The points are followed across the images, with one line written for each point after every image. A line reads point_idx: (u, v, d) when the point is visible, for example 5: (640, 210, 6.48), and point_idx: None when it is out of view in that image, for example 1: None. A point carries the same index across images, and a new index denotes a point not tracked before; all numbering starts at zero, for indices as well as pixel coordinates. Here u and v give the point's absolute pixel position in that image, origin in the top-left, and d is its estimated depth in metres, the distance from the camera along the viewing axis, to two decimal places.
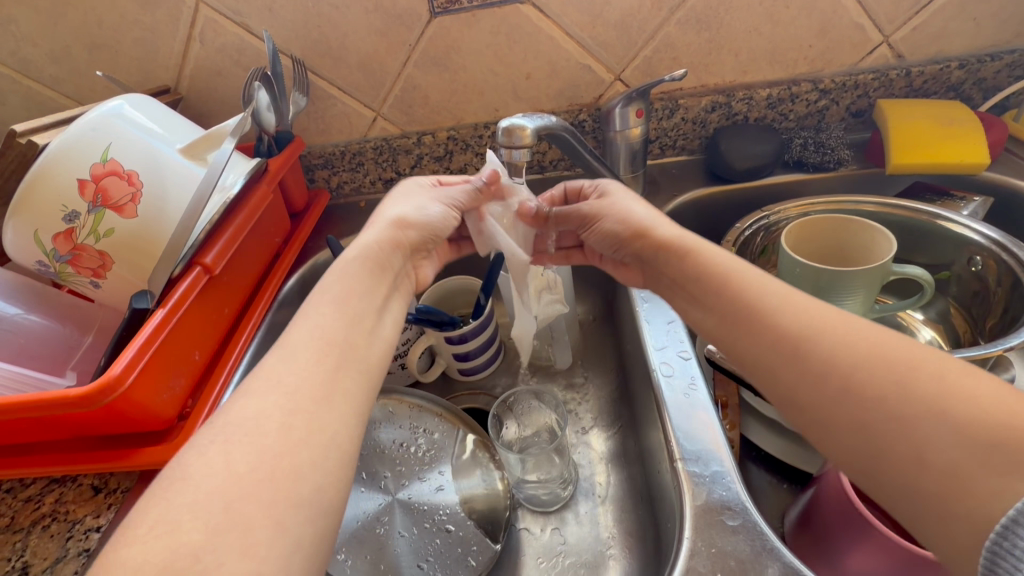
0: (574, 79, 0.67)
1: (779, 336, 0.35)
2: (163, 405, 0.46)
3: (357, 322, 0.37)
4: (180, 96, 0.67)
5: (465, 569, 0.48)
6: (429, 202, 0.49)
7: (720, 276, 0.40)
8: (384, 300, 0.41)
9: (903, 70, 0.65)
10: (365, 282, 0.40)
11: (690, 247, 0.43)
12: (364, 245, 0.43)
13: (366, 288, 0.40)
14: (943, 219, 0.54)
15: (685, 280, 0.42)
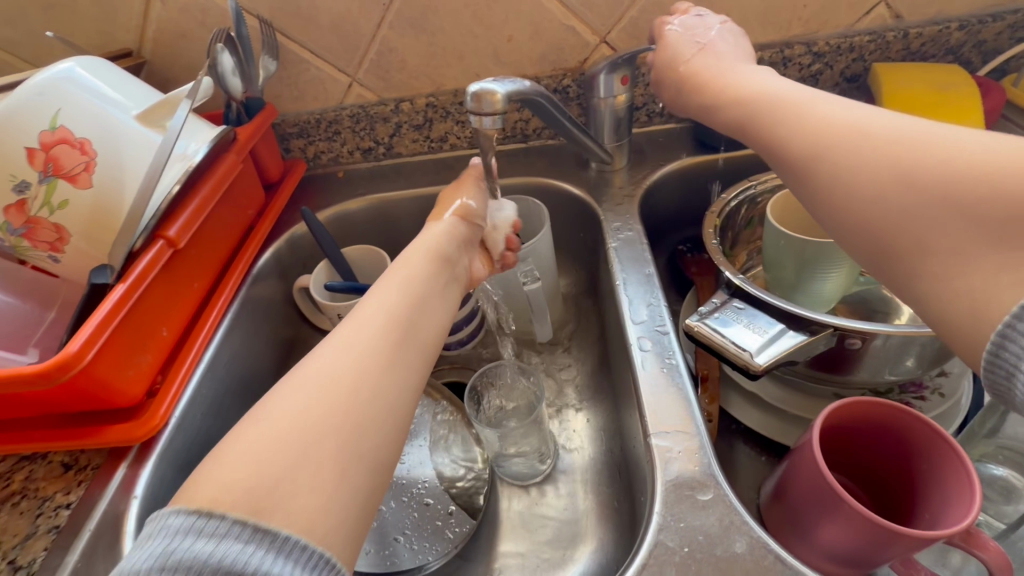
0: (557, 42, 0.64)
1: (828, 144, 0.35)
2: (129, 382, 0.45)
3: (443, 294, 0.42)
4: (143, 61, 0.64)
5: (442, 540, 0.49)
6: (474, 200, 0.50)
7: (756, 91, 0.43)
8: (447, 287, 0.43)
9: (901, 31, 0.62)
10: (431, 269, 0.42)
11: (733, 72, 0.47)
12: (428, 236, 0.46)
13: (432, 274, 0.42)
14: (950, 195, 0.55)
15: (720, 114, 0.46)
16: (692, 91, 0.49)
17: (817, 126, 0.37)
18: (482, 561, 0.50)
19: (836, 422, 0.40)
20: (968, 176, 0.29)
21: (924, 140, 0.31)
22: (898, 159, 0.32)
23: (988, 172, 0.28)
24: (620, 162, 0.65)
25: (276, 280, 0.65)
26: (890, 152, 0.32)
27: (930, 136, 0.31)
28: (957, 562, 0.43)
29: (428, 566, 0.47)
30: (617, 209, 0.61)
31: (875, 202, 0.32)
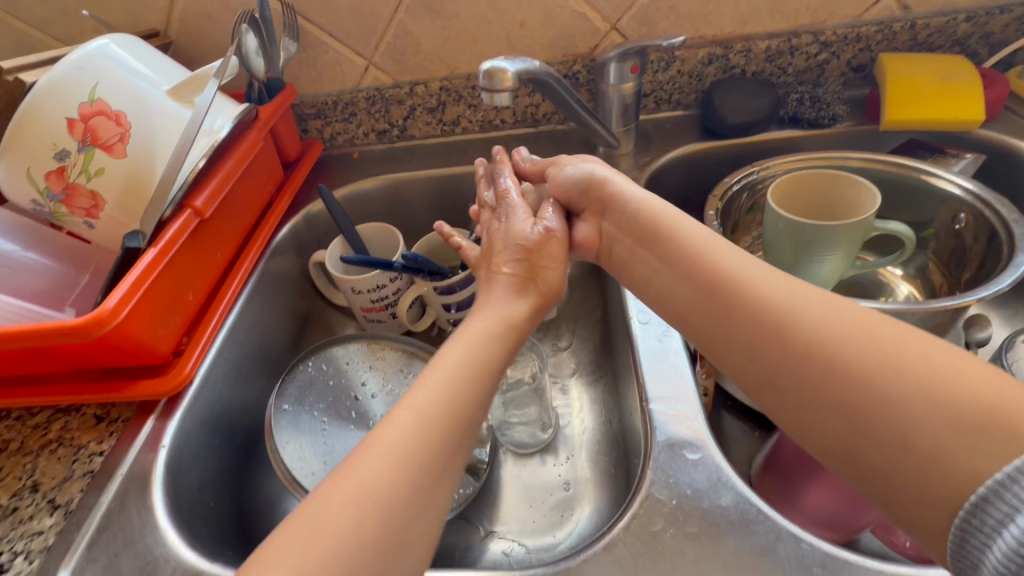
0: (568, 29, 0.66)
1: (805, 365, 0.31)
2: (158, 341, 0.48)
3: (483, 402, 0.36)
4: (170, 41, 0.66)
5: (448, 500, 0.50)
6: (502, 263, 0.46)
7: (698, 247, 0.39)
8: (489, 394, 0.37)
9: (908, 22, 0.63)
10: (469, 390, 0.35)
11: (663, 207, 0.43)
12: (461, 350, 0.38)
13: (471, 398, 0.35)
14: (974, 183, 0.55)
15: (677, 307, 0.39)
16: (641, 252, 0.43)
17: (768, 314, 0.33)
18: (485, 520, 0.52)
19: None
20: (938, 387, 0.27)
21: (874, 331, 0.30)
22: (882, 349, 0.29)
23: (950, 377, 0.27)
24: (627, 147, 0.67)
25: (293, 255, 0.67)
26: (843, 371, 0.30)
27: (876, 327, 0.30)
28: None
29: None
30: None
31: (800, 409, 0.31)
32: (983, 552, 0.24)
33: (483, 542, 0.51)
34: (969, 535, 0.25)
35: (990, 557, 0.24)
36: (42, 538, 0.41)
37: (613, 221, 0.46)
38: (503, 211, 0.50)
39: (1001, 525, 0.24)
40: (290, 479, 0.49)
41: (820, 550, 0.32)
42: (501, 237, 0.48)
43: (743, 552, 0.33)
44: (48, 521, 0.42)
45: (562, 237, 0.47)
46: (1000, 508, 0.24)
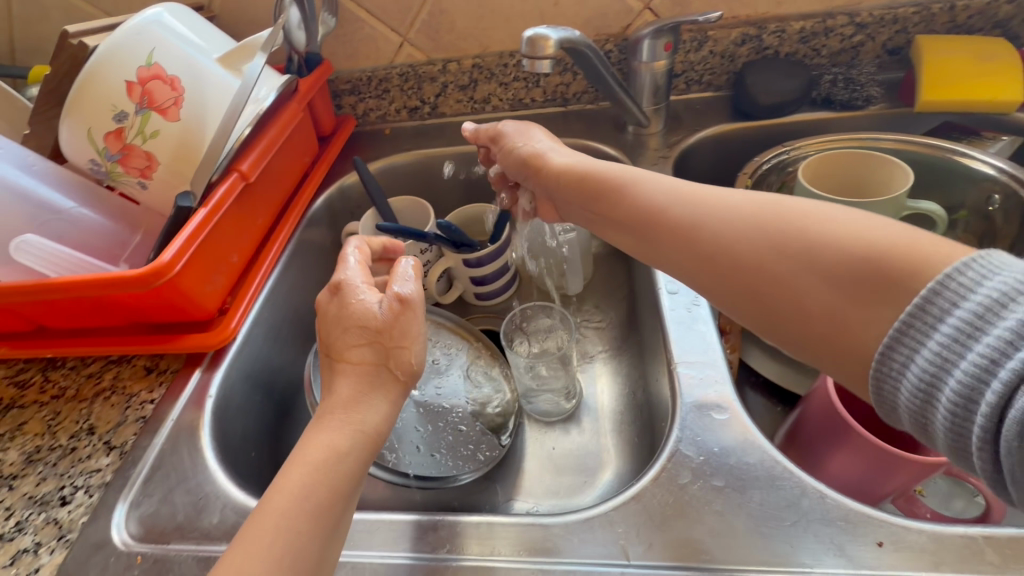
0: (602, 7, 0.66)
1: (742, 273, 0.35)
2: (205, 297, 0.50)
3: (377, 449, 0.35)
4: (213, 15, 0.68)
5: (475, 462, 0.53)
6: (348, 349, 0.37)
7: (625, 178, 0.43)
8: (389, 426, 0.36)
9: (948, 4, 0.62)
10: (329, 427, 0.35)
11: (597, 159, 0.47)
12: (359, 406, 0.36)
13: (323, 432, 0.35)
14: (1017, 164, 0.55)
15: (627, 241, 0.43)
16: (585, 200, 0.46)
17: (688, 223, 0.38)
18: (509, 483, 0.54)
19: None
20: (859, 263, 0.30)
21: (796, 231, 0.33)
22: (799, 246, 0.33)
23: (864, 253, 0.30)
24: (656, 126, 0.67)
25: (327, 226, 0.69)
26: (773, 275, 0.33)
27: (801, 225, 0.33)
28: (960, 507, 0.43)
29: (460, 478, 0.51)
30: (651, 170, 0.64)
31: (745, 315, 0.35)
32: (896, 391, 0.28)
33: (507, 503, 0.53)
34: (883, 381, 0.29)
35: (902, 396, 0.28)
36: (100, 475, 0.43)
37: (544, 182, 0.50)
38: (341, 288, 0.40)
39: (904, 366, 0.28)
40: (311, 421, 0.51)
41: (844, 504, 0.33)
42: (336, 318, 0.39)
43: (769, 506, 0.34)
44: (104, 460, 0.44)
45: (419, 306, 0.39)
46: (905, 346, 0.28)
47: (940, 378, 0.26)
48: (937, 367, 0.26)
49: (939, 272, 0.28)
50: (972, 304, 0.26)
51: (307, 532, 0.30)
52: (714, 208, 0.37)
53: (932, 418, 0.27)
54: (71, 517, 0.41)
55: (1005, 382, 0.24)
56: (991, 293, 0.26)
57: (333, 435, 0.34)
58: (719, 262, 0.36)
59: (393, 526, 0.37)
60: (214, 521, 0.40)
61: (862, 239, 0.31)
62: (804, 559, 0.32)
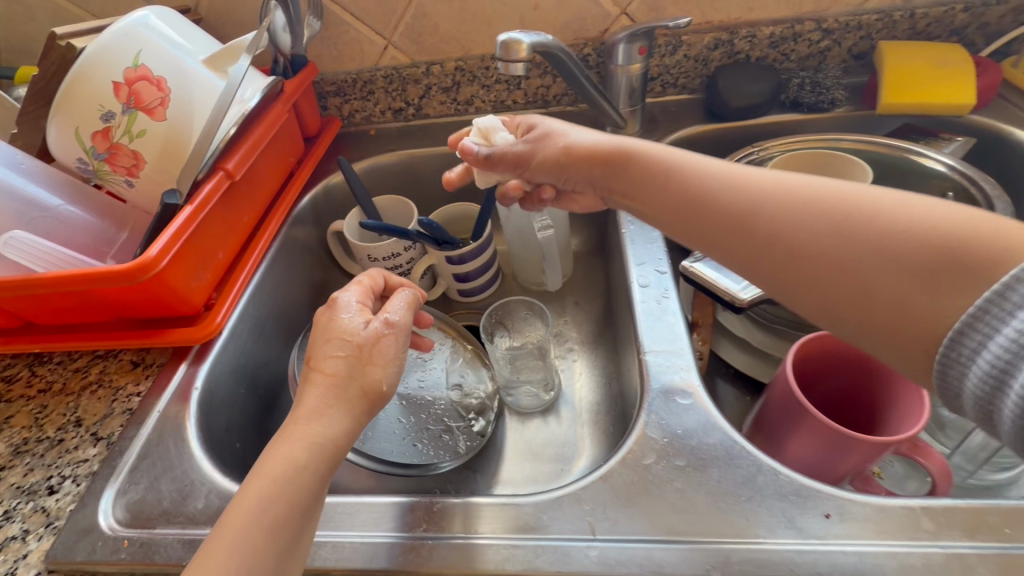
0: (580, 12, 0.68)
1: (809, 253, 0.35)
2: (192, 292, 0.51)
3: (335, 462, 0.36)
4: (199, 18, 0.70)
5: (456, 452, 0.54)
6: (322, 358, 0.38)
7: (667, 162, 0.43)
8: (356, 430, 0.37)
9: (908, 11, 0.65)
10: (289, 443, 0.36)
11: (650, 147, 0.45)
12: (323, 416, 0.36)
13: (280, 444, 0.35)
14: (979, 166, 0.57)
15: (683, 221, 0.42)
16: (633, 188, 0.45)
17: (740, 209, 0.38)
18: (489, 472, 0.56)
19: (818, 347, 0.45)
20: (932, 243, 0.31)
21: (870, 213, 0.33)
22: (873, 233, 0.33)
23: (945, 237, 0.30)
24: (633, 127, 0.70)
25: (312, 225, 0.71)
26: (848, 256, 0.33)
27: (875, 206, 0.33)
28: (913, 488, 0.46)
29: (440, 466, 0.53)
30: None
31: (812, 296, 0.35)
32: (961, 379, 0.29)
33: (486, 491, 0.55)
34: (949, 368, 0.29)
35: (968, 384, 0.29)
36: (87, 464, 0.45)
37: (584, 170, 0.48)
38: (334, 303, 0.42)
39: (972, 356, 0.28)
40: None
41: (796, 480, 0.36)
42: (323, 328, 0.40)
43: (726, 483, 0.36)
44: (91, 451, 0.45)
45: (401, 332, 0.41)
46: (975, 337, 0.28)
47: (1009, 372, 0.27)
48: (1001, 358, 0.27)
49: (1017, 266, 0.28)
50: None
51: (264, 549, 0.32)
52: (769, 195, 0.37)
53: (998, 407, 0.27)
54: (59, 505, 0.42)
55: None
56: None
57: (291, 448, 0.35)
58: (778, 251, 0.36)
59: (373, 507, 0.39)
60: (199, 506, 0.41)
61: (945, 225, 0.31)
62: (759, 531, 0.34)
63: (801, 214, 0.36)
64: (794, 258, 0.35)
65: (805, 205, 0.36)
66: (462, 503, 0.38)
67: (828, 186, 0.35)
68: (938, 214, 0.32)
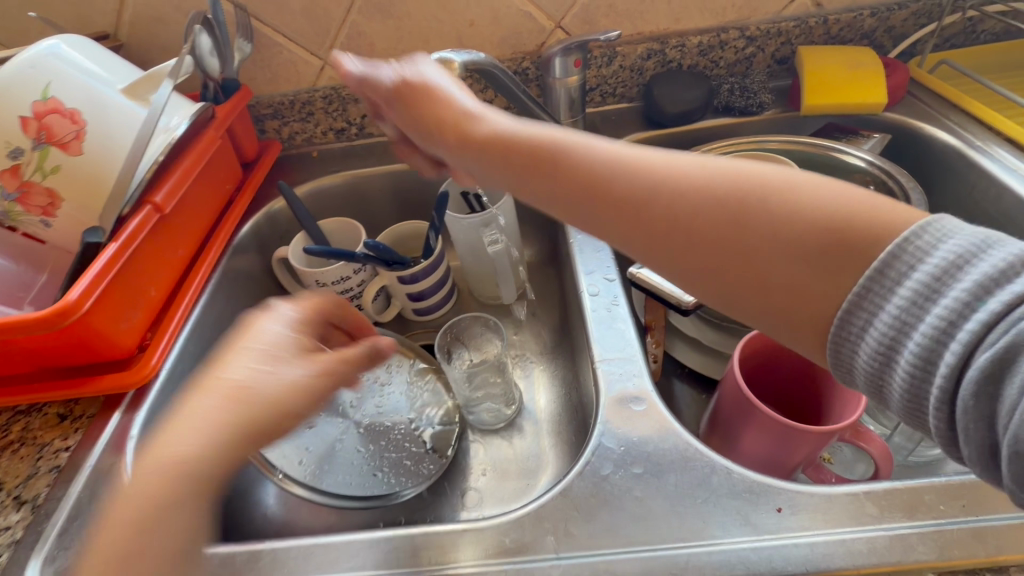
0: (514, 26, 0.69)
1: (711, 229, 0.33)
2: (123, 335, 0.48)
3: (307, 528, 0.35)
4: (119, 44, 0.66)
5: (419, 477, 0.53)
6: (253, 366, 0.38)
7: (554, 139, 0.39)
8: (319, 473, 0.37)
9: (822, 17, 0.69)
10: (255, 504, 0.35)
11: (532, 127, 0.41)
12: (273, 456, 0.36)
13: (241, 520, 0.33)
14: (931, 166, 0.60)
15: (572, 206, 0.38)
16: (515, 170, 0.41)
17: (632, 192, 0.35)
18: (455, 495, 0.55)
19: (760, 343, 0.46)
20: (840, 222, 0.30)
21: (777, 189, 0.32)
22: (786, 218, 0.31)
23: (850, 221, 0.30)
24: None
25: (255, 253, 0.68)
26: (757, 238, 0.32)
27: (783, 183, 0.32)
28: (862, 471, 0.47)
29: (402, 494, 0.52)
30: None
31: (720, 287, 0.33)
32: (853, 355, 0.30)
33: (453, 514, 0.53)
34: (841, 346, 0.30)
35: (859, 359, 0.29)
36: (9, 532, 0.41)
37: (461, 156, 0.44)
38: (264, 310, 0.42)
39: (863, 330, 0.29)
40: (263, 458, 0.52)
41: (748, 477, 0.36)
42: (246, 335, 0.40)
43: (683, 486, 0.37)
44: (14, 517, 0.42)
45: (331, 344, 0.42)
46: (862, 316, 0.29)
47: (899, 340, 0.27)
48: (893, 332, 0.28)
49: (899, 233, 0.29)
50: (930, 267, 0.27)
51: None
52: (666, 177, 0.35)
53: (888, 380, 0.28)
54: None
55: (960, 342, 0.25)
56: (947, 254, 0.27)
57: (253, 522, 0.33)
58: (679, 229, 0.34)
59: (325, 547, 0.37)
60: None
61: (851, 204, 0.30)
62: (715, 531, 0.34)
63: (703, 186, 0.33)
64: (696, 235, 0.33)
65: (702, 180, 0.34)
66: (424, 535, 0.37)
67: (738, 165, 0.33)
68: (849, 195, 0.31)
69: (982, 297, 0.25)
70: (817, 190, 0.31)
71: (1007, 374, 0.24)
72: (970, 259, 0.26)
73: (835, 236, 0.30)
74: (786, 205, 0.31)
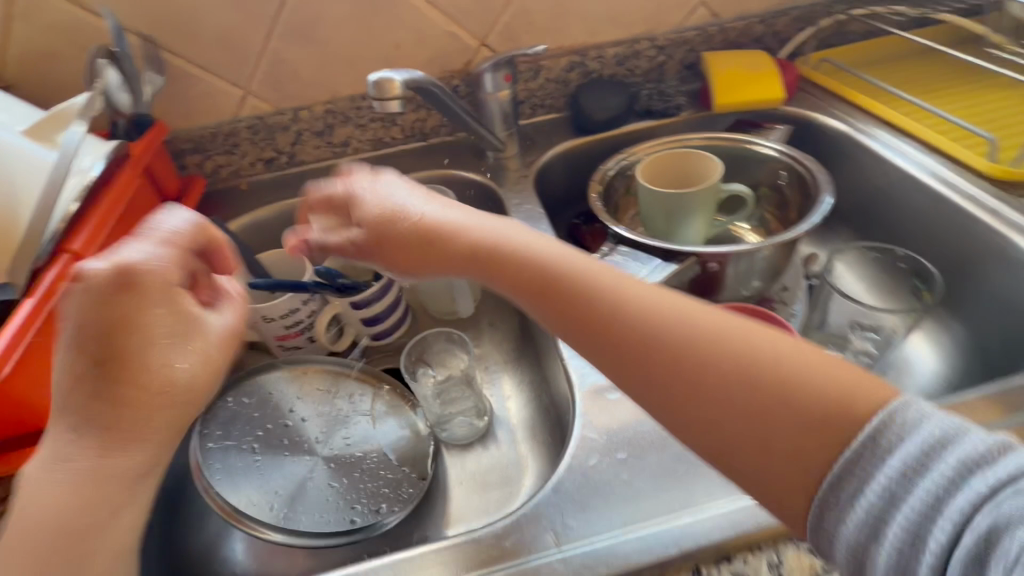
0: (441, 46, 0.71)
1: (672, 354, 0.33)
2: (50, 399, 0.44)
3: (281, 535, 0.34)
4: (8, 85, 0.61)
5: (401, 502, 0.51)
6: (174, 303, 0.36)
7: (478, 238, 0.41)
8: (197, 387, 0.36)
9: (719, 26, 0.76)
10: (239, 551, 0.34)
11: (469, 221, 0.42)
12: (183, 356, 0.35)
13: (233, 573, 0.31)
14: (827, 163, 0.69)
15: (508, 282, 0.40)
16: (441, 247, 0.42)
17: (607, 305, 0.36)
18: (438, 515, 0.54)
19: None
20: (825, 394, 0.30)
21: (739, 346, 0.32)
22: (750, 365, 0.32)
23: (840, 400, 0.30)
24: (513, 149, 0.73)
25: None
26: (728, 371, 0.32)
27: (749, 343, 0.33)
28: None
29: (386, 522, 0.50)
30: (515, 190, 0.69)
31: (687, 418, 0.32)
32: (835, 527, 0.28)
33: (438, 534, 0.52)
34: (823, 516, 0.28)
35: (842, 532, 0.28)
36: None
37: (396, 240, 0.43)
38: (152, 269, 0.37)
39: (846, 504, 0.28)
40: (231, 508, 0.49)
41: None
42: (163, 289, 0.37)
43: (666, 462, 0.39)
44: None
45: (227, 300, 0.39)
46: (846, 490, 0.28)
47: (884, 519, 0.26)
48: (875, 508, 0.27)
49: (881, 410, 0.28)
50: (915, 446, 0.27)
51: None
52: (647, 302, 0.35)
53: (872, 561, 0.27)
54: None
55: (944, 530, 0.25)
56: (928, 437, 0.26)
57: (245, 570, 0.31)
58: (647, 357, 0.34)
59: None
60: None
61: (830, 381, 0.31)
62: (700, 498, 0.36)
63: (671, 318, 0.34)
64: (669, 362, 0.33)
65: (671, 316, 0.34)
66: (420, 556, 0.36)
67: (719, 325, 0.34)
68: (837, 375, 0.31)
69: (966, 476, 0.25)
70: (797, 361, 0.32)
71: (996, 566, 0.23)
72: (950, 444, 0.26)
73: (761, 392, 0.31)
74: (779, 375, 0.31)
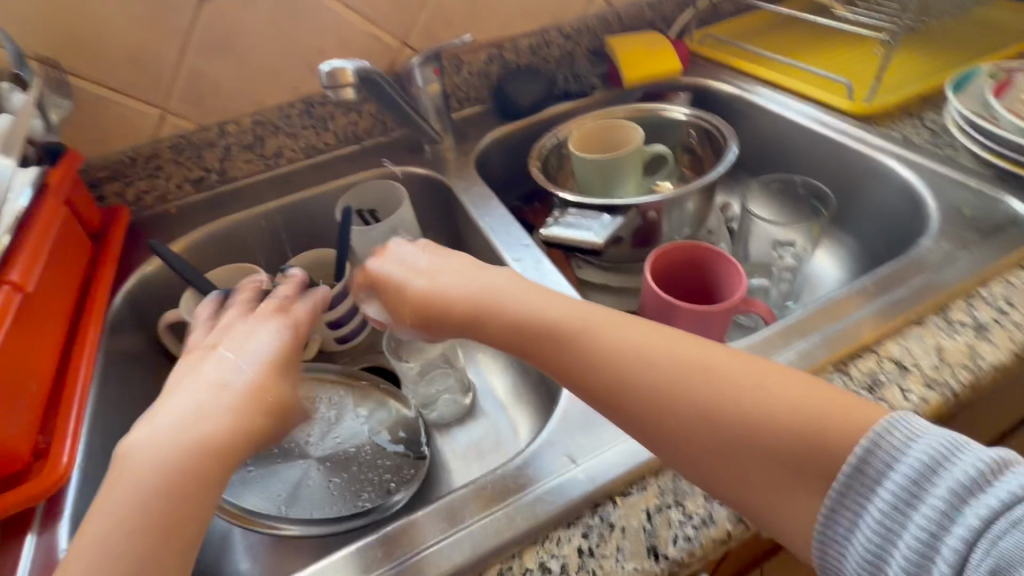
0: (365, 49, 0.72)
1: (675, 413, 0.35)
2: (13, 441, 0.40)
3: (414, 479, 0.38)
4: None
5: (405, 483, 0.52)
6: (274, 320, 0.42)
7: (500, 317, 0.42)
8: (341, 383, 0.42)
9: (615, 13, 0.85)
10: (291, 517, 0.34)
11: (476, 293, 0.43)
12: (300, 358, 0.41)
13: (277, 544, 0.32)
14: (728, 122, 0.78)
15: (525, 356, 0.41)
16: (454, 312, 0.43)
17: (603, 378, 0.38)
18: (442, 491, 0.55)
19: (667, 259, 0.56)
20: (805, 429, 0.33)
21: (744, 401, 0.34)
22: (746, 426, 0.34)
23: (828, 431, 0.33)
24: (448, 141, 0.76)
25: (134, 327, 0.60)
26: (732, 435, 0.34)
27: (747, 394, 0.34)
28: None
29: (395, 502, 0.50)
30: (459, 177, 0.72)
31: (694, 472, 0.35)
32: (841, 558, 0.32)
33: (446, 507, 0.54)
34: (828, 547, 0.32)
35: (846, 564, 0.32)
36: None
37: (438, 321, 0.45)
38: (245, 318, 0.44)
39: (849, 533, 0.32)
40: (239, 510, 0.48)
41: None
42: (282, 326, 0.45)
43: None
44: None
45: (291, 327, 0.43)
46: (847, 517, 0.32)
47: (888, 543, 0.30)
48: (891, 520, 0.30)
49: (872, 430, 0.32)
50: (905, 472, 0.31)
51: None
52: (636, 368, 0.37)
53: None
54: None
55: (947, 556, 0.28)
56: (917, 458, 0.31)
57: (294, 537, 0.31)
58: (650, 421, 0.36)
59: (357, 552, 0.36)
60: None
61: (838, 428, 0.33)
62: None
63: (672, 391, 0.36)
64: (666, 420, 0.35)
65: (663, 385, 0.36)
66: (453, 500, 0.37)
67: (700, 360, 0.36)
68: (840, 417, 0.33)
69: (961, 504, 0.29)
70: (788, 398, 0.34)
71: None
72: (942, 462, 0.30)
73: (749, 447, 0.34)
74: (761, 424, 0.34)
